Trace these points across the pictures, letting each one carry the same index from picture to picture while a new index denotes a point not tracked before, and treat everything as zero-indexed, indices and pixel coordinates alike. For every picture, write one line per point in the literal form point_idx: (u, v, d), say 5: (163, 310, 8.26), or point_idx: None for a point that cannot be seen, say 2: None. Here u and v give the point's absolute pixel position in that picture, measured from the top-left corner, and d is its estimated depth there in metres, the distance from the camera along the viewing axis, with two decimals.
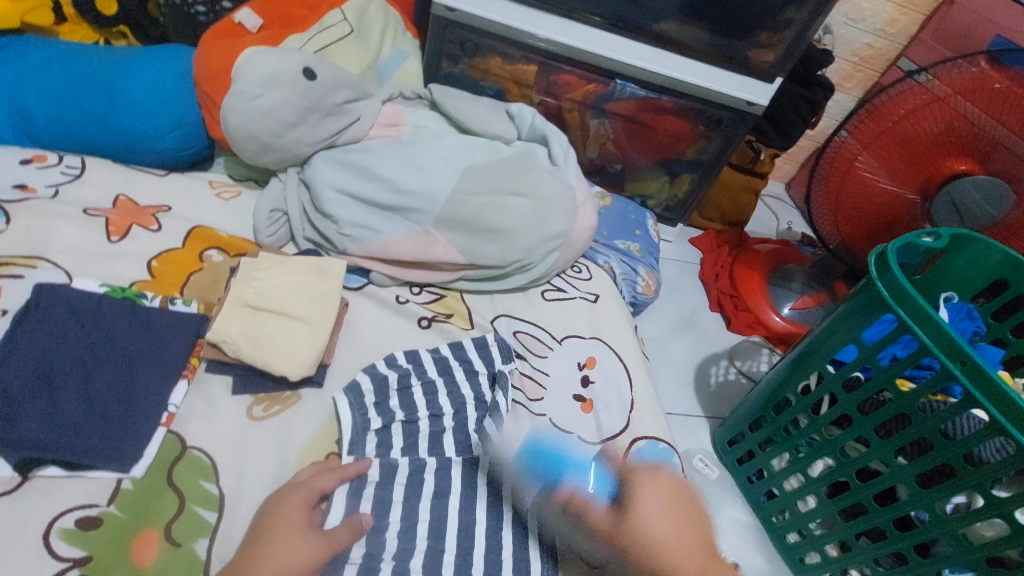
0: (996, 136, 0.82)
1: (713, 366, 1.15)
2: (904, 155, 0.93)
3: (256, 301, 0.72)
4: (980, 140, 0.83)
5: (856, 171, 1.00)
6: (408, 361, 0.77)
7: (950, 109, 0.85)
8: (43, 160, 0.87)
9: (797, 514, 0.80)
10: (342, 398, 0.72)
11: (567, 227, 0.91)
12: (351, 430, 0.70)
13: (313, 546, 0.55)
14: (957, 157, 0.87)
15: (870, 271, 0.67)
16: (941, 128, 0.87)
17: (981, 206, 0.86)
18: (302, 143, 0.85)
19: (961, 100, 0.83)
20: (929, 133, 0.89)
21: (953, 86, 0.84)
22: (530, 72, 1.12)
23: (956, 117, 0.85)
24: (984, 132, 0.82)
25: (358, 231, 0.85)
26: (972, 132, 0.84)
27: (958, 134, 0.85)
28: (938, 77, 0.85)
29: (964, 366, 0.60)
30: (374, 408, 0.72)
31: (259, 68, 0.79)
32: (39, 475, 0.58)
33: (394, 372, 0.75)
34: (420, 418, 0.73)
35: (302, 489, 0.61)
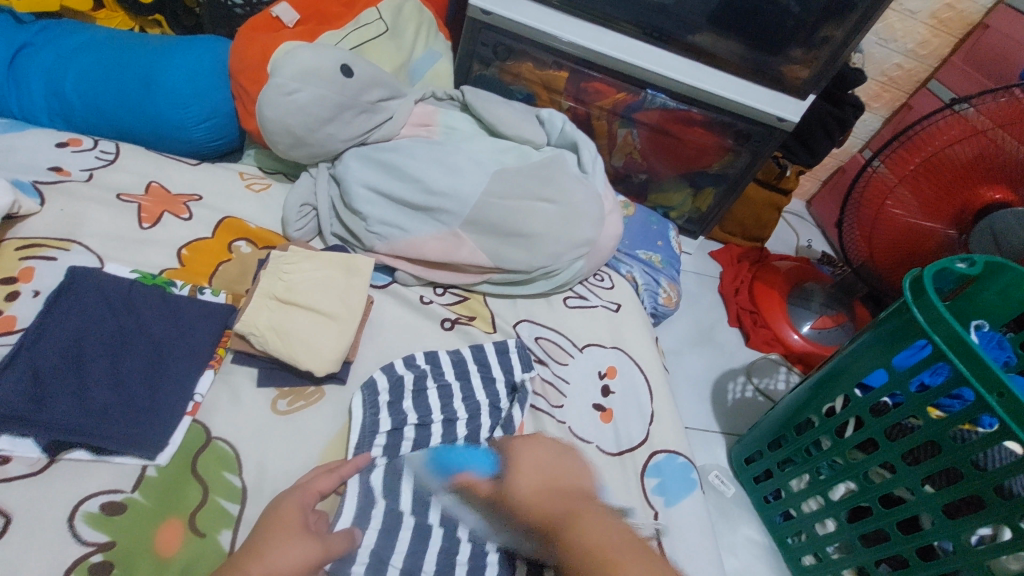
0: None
1: (729, 382, 1.14)
2: (938, 182, 0.92)
3: (284, 294, 0.72)
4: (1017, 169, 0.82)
5: (889, 201, 1.00)
6: (428, 362, 0.77)
7: (988, 140, 0.83)
8: (78, 143, 0.88)
9: (814, 537, 0.79)
10: (356, 396, 0.71)
11: (594, 236, 0.91)
12: (359, 433, 0.69)
13: (308, 545, 0.53)
14: (992, 185, 0.86)
15: (905, 295, 0.67)
16: (977, 155, 0.86)
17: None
18: (334, 139, 0.85)
19: (999, 132, 0.82)
20: (965, 160, 0.87)
21: (993, 118, 0.83)
22: (560, 77, 1.12)
23: (993, 147, 0.83)
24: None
25: (387, 230, 0.85)
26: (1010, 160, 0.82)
27: (994, 162, 0.84)
28: (978, 109, 0.84)
29: (1001, 397, 0.59)
30: (385, 408, 0.71)
31: (296, 62, 0.80)
32: (65, 458, 0.58)
33: (411, 372, 0.75)
34: (433, 422, 0.72)
35: (299, 491, 0.58)
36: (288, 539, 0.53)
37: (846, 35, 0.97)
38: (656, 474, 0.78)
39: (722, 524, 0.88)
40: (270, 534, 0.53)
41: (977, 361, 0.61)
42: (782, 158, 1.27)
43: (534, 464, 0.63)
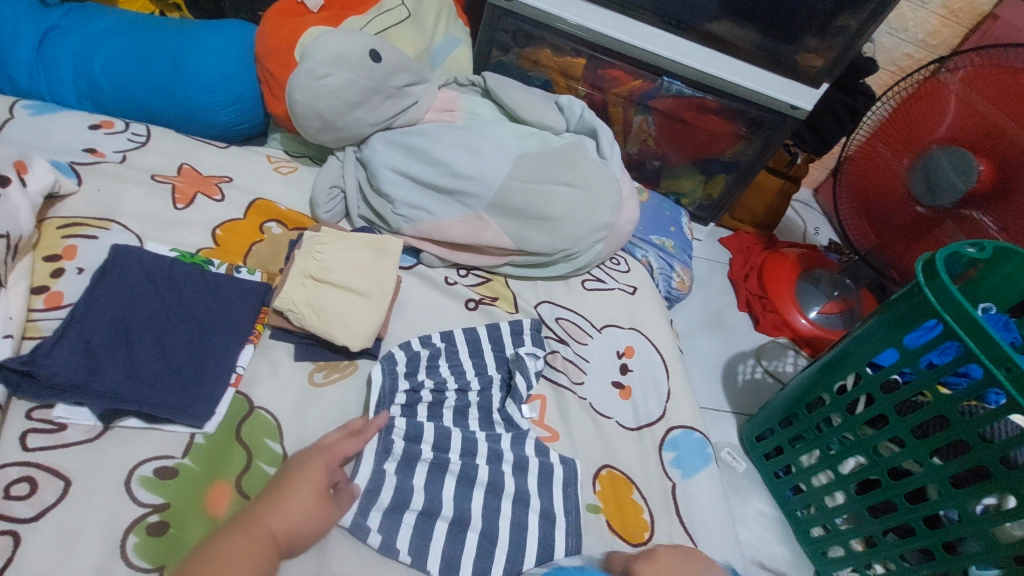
0: (1004, 127, 0.88)
1: (739, 364, 1.17)
2: (912, 143, 1.02)
3: (318, 273, 0.74)
4: (983, 127, 0.91)
5: (877, 166, 1.09)
6: (442, 340, 0.78)
7: (962, 100, 0.94)
8: (110, 126, 0.89)
9: (823, 509, 0.83)
10: (376, 367, 0.72)
11: (613, 219, 0.93)
12: (380, 392, 0.70)
13: (320, 502, 0.57)
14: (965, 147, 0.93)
15: (918, 276, 0.69)
16: (954, 117, 0.95)
17: (953, 179, 0.93)
18: (363, 124, 0.87)
19: (972, 92, 0.92)
20: (944, 123, 0.96)
21: (965, 77, 0.93)
22: (578, 64, 1.14)
23: (969, 109, 0.92)
24: (992, 124, 0.90)
25: (413, 212, 0.87)
26: (982, 124, 0.91)
27: (971, 125, 0.92)
28: (955, 72, 0.95)
29: (1009, 372, 0.62)
30: (404, 377, 0.73)
31: (327, 48, 0.82)
32: (118, 426, 0.61)
33: (425, 350, 0.76)
34: (448, 391, 0.74)
35: (326, 453, 0.60)
36: (302, 492, 0.56)
37: (861, 25, 0.99)
38: (673, 448, 0.82)
39: (734, 497, 0.92)
40: (287, 485, 0.56)
41: (961, 312, 0.66)
42: (792, 147, 1.31)
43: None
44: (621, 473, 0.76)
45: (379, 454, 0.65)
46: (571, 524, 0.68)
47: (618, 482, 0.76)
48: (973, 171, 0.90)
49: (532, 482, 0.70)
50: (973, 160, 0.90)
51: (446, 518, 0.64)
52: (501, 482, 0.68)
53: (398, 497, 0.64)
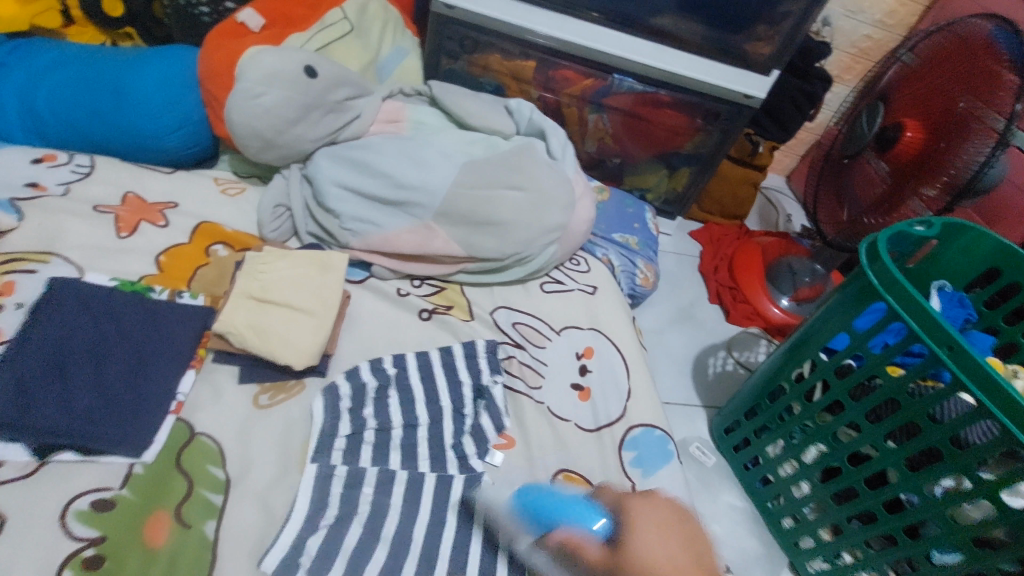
0: (951, 100, 0.89)
1: (710, 357, 1.16)
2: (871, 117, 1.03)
3: (260, 294, 0.73)
4: (939, 100, 0.91)
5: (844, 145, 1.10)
6: (394, 365, 0.77)
7: (920, 79, 0.96)
8: (53, 158, 0.89)
9: (790, 499, 0.82)
10: (318, 399, 0.71)
11: (565, 220, 0.93)
12: (319, 436, 0.69)
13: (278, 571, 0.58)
14: (917, 119, 0.94)
15: (861, 259, 0.68)
16: (915, 95, 0.96)
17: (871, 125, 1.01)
18: (304, 140, 0.87)
19: (934, 68, 0.94)
20: (906, 100, 0.97)
21: (923, 57, 0.97)
22: (528, 67, 1.14)
23: (929, 86, 0.94)
24: (942, 97, 0.90)
25: (360, 226, 0.86)
26: (935, 97, 0.92)
27: (928, 101, 0.93)
28: (920, 53, 0.98)
29: (951, 350, 0.60)
30: (347, 407, 0.72)
31: (261, 67, 0.81)
32: (54, 460, 0.60)
33: (375, 380, 0.75)
34: (395, 429, 0.72)
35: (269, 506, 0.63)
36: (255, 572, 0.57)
37: (805, 10, 0.99)
38: (633, 447, 0.81)
39: (703, 493, 0.91)
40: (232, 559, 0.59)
41: (896, 284, 0.65)
42: (753, 135, 1.30)
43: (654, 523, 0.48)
44: (579, 476, 0.75)
45: (322, 477, 0.65)
46: None
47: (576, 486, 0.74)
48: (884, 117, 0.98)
49: (481, 493, 0.69)
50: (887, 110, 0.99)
51: (388, 540, 0.63)
52: (447, 490, 0.68)
53: (343, 512, 0.64)
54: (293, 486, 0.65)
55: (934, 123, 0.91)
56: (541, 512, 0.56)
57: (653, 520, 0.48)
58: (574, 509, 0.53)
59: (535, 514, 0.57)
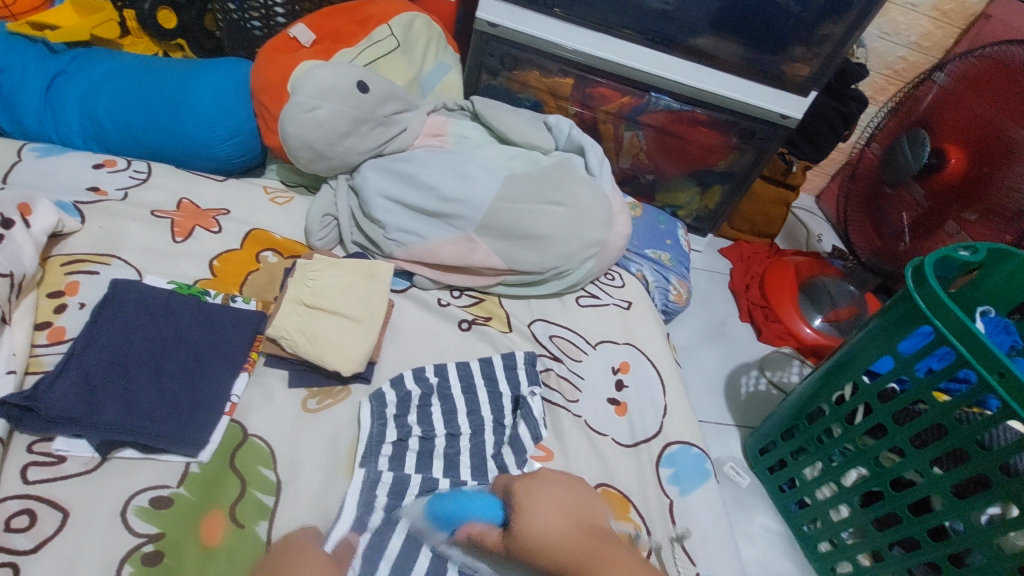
0: (997, 124, 0.89)
1: (742, 376, 1.16)
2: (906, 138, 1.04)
3: (310, 300, 0.75)
4: (982, 126, 0.91)
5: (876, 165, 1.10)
6: (436, 375, 0.78)
7: (958, 100, 0.96)
8: (113, 164, 0.93)
9: (829, 523, 0.81)
10: (365, 406, 0.72)
11: (603, 236, 0.94)
12: (367, 442, 0.70)
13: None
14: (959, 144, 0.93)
15: (907, 283, 0.68)
16: (952, 118, 0.96)
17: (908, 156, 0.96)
18: (353, 152, 0.89)
19: (972, 93, 0.95)
20: (943, 123, 0.98)
21: (959, 78, 0.97)
22: (566, 84, 1.16)
23: (968, 110, 0.94)
24: (985, 121, 0.90)
25: (404, 236, 0.88)
26: (976, 120, 0.92)
27: (968, 125, 0.93)
28: (954, 76, 0.98)
29: (1001, 377, 0.60)
30: (393, 418, 0.72)
31: (316, 81, 0.84)
32: (116, 457, 0.62)
33: (418, 388, 0.76)
34: (437, 436, 0.74)
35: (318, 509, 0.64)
36: None
37: (845, 32, 1.00)
38: (670, 464, 0.81)
39: (738, 513, 0.90)
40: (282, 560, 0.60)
41: (944, 307, 0.65)
42: (787, 155, 1.30)
43: (554, 501, 0.51)
44: (617, 491, 0.76)
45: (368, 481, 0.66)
46: None
47: (615, 501, 0.75)
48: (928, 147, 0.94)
49: None
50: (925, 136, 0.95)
51: None
52: None
53: None
54: (340, 490, 0.67)
55: (978, 148, 0.91)
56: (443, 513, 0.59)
57: (549, 496, 0.52)
58: (476, 502, 0.56)
59: (439, 514, 0.59)
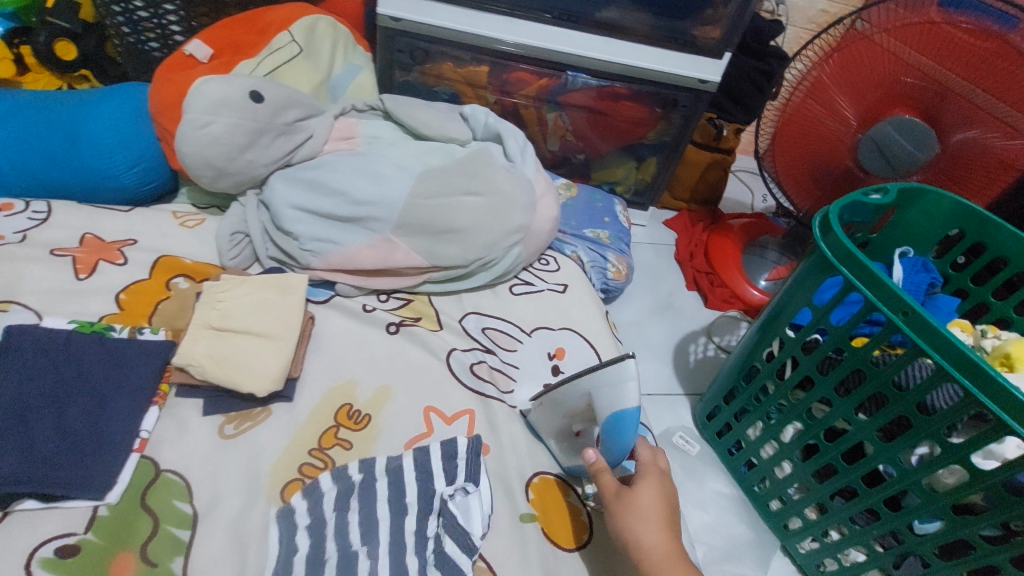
0: (944, 83, 0.82)
1: (691, 344, 1.15)
2: (845, 99, 0.91)
3: (220, 322, 0.73)
4: (926, 88, 0.83)
5: (802, 123, 0.98)
6: (360, 471, 0.68)
7: (892, 54, 0.84)
8: (9, 207, 0.89)
9: (775, 481, 0.81)
10: (272, 531, 0.63)
11: (527, 221, 0.92)
12: (276, 559, 0.61)
13: None
14: (902, 106, 0.87)
15: (814, 233, 0.67)
16: (884, 77, 0.86)
17: (907, 150, 0.88)
18: (256, 165, 0.86)
19: (901, 46, 0.83)
20: (873, 82, 0.87)
21: (886, 27, 0.84)
22: (481, 72, 1.14)
23: (902, 66, 0.84)
24: (933, 82, 0.82)
25: (320, 245, 0.86)
26: (917, 79, 0.84)
27: (905, 83, 0.85)
28: (873, 23, 0.85)
29: (907, 317, 0.58)
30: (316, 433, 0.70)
31: (205, 96, 0.80)
32: (17, 509, 0.59)
33: (337, 487, 0.67)
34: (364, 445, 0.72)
35: (241, 535, 0.62)
36: None
37: None
38: None
39: (689, 482, 0.90)
40: None
41: (850, 256, 0.64)
42: (717, 119, 1.29)
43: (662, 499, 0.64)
44: (554, 478, 0.75)
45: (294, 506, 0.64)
46: (494, 537, 0.67)
47: (550, 490, 0.74)
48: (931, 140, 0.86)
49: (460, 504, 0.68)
50: (924, 129, 0.85)
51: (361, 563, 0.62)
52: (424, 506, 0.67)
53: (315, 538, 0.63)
54: (262, 514, 0.64)
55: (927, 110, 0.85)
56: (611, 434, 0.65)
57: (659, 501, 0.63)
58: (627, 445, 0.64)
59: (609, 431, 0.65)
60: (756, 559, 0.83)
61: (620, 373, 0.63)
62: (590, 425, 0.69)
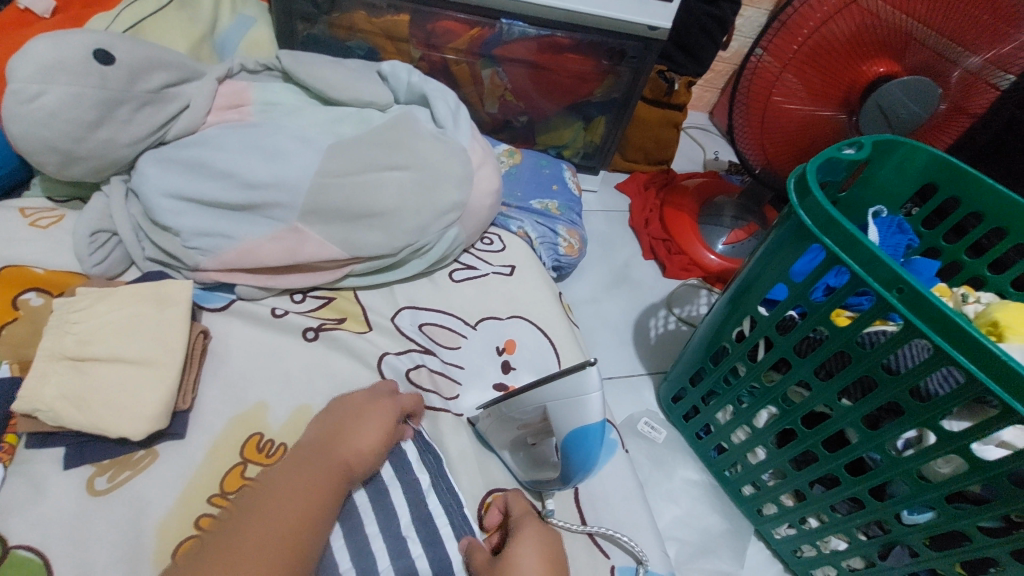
0: (912, 31, 0.74)
1: (651, 319, 1.08)
2: (819, 62, 0.81)
3: (77, 351, 0.58)
4: (902, 37, 0.75)
5: (775, 92, 0.87)
6: None
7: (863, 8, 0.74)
8: None
9: (748, 467, 0.75)
10: None
11: (463, 198, 0.80)
12: None
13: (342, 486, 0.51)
14: (876, 60, 0.78)
15: (791, 198, 0.58)
16: (859, 33, 0.76)
17: (910, 109, 0.79)
18: (116, 144, 0.69)
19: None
20: (848, 39, 0.77)
21: None
22: (401, 22, 0.98)
23: (878, 19, 0.75)
24: (910, 33, 0.74)
25: (208, 241, 0.70)
26: (894, 31, 0.75)
27: (882, 36, 0.76)
28: None
29: (901, 294, 0.51)
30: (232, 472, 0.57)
31: (29, 56, 0.61)
32: None
33: None
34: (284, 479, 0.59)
35: None
36: None
37: None
38: None
39: (657, 473, 0.84)
40: None
41: (832, 222, 0.55)
42: (668, 72, 1.18)
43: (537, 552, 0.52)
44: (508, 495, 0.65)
45: None
46: None
47: None
48: (934, 93, 0.77)
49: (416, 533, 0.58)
50: (928, 84, 0.76)
51: None
52: None
53: None
54: None
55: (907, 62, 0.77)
56: (577, 449, 0.57)
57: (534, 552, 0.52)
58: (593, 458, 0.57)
59: (574, 446, 0.57)
60: (731, 551, 0.78)
61: (581, 385, 0.54)
62: (544, 436, 0.61)
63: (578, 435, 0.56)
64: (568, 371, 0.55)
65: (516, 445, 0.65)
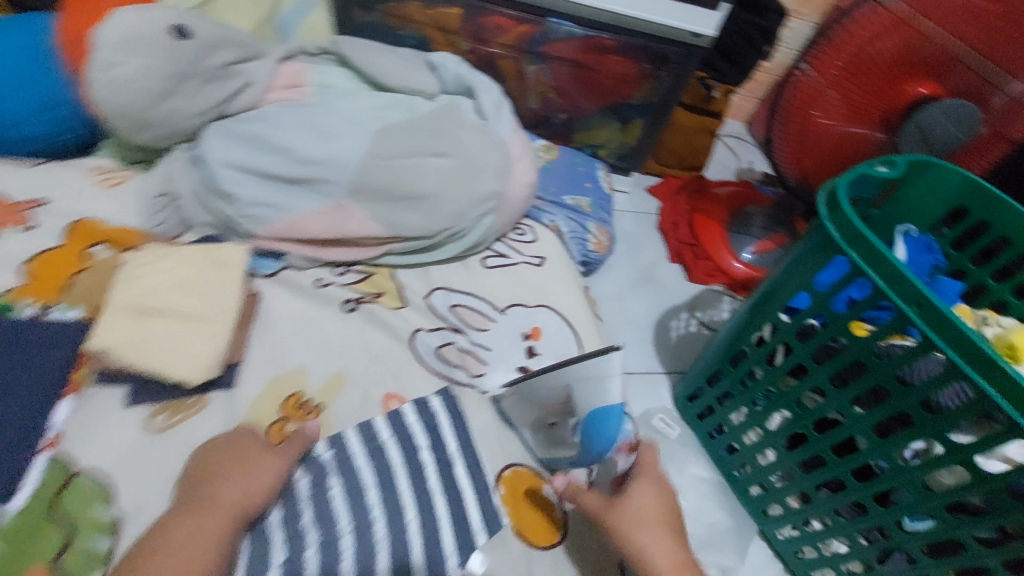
0: (957, 54, 0.79)
1: (673, 320, 1.10)
2: (862, 77, 0.87)
3: (143, 301, 0.63)
4: (944, 59, 0.80)
5: (819, 103, 0.92)
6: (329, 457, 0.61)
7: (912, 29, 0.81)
8: None
9: (757, 467, 0.77)
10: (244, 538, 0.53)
11: (500, 188, 0.83)
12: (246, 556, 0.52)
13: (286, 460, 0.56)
14: (919, 80, 0.83)
15: (820, 210, 0.60)
16: (902, 52, 0.83)
17: (948, 130, 0.81)
18: (184, 114, 0.74)
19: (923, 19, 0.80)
20: (892, 57, 0.84)
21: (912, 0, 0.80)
22: (452, 15, 1.02)
23: (923, 40, 0.80)
24: (952, 55, 0.79)
25: (262, 211, 0.75)
26: (938, 52, 0.80)
27: (925, 57, 0.81)
28: None
29: (921, 308, 0.53)
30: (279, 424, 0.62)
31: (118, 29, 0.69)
32: None
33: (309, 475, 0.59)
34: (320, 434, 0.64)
35: None
36: None
37: None
38: None
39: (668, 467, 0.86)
40: None
41: (859, 236, 0.58)
42: (708, 79, 1.19)
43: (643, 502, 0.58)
44: (527, 471, 0.69)
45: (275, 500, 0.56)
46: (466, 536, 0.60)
47: (523, 481, 0.68)
48: (974, 118, 0.80)
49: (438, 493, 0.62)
50: (968, 106, 0.79)
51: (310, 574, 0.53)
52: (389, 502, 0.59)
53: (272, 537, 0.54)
54: None
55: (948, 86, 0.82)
56: (601, 432, 0.61)
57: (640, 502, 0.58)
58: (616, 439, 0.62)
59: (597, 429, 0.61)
60: (734, 547, 0.80)
61: (605, 367, 0.59)
62: (565, 416, 0.64)
63: (601, 418, 0.60)
64: (595, 353, 0.60)
65: (538, 423, 0.68)
